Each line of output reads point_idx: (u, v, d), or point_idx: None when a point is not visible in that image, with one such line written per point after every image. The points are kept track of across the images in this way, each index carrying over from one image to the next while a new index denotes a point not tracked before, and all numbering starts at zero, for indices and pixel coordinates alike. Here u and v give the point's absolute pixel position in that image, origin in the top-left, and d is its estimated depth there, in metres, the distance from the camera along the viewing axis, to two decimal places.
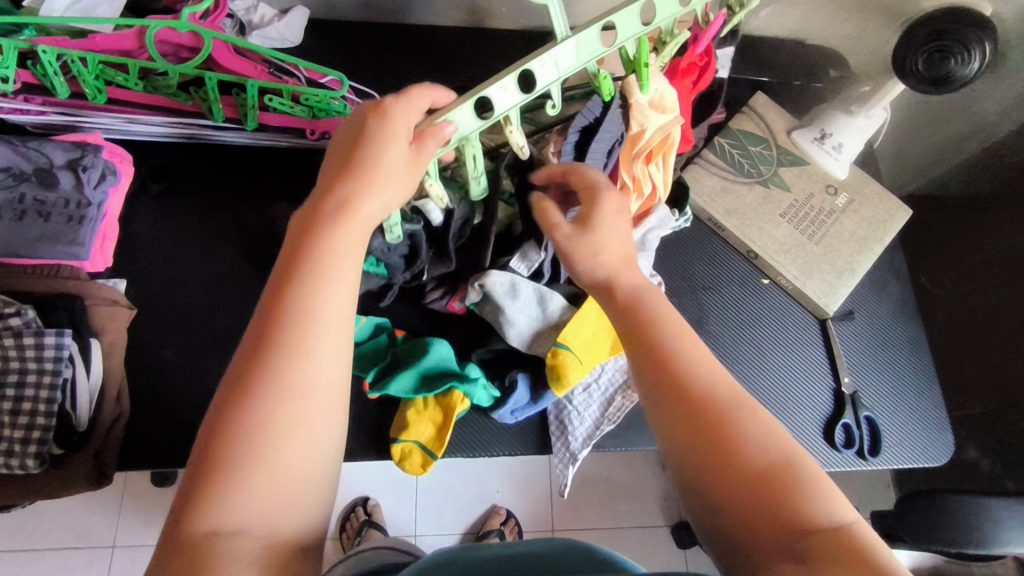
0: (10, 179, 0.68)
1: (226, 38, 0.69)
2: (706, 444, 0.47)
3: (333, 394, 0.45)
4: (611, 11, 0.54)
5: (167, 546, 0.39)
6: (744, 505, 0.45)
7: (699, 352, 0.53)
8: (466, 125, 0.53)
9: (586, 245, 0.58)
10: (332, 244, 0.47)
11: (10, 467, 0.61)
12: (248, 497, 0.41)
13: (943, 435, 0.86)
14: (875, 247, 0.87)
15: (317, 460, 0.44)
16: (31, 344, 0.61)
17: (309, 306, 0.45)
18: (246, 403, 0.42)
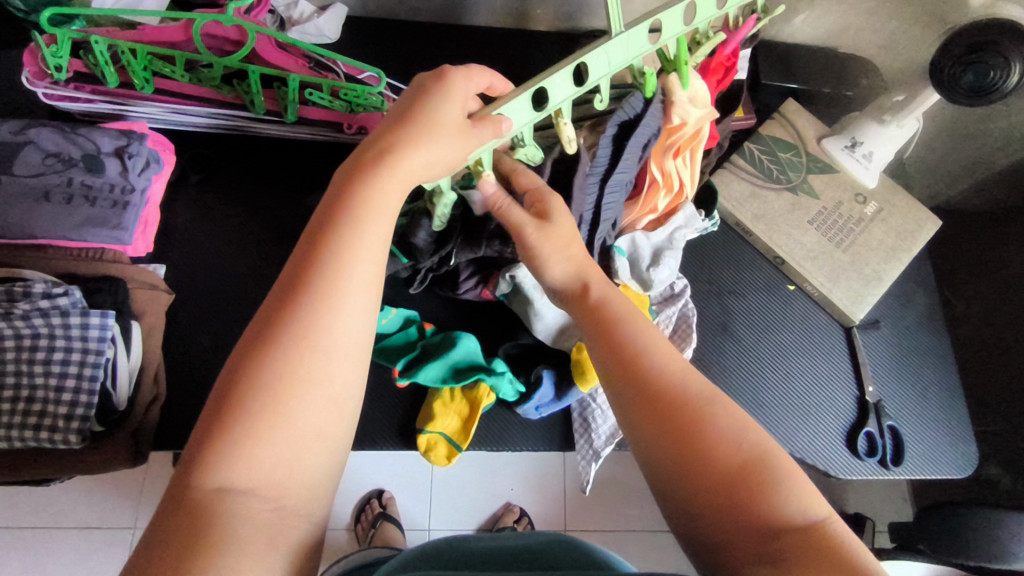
0: (58, 163, 0.69)
1: (271, 33, 0.70)
2: (681, 438, 0.48)
3: (354, 354, 0.46)
4: (658, 9, 0.55)
5: (176, 496, 0.40)
6: (717, 501, 0.46)
7: (668, 353, 0.54)
8: (521, 116, 0.53)
9: (554, 237, 0.58)
10: (372, 202, 0.48)
11: (53, 441, 0.63)
12: (263, 451, 0.42)
13: (966, 448, 0.86)
14: (904, 256, 0.87)
15: (333, 420, 0.45)
16: (76, 325, 0.63)
17: (338, 263, 0.46)
18: (271, 353, 0.43)
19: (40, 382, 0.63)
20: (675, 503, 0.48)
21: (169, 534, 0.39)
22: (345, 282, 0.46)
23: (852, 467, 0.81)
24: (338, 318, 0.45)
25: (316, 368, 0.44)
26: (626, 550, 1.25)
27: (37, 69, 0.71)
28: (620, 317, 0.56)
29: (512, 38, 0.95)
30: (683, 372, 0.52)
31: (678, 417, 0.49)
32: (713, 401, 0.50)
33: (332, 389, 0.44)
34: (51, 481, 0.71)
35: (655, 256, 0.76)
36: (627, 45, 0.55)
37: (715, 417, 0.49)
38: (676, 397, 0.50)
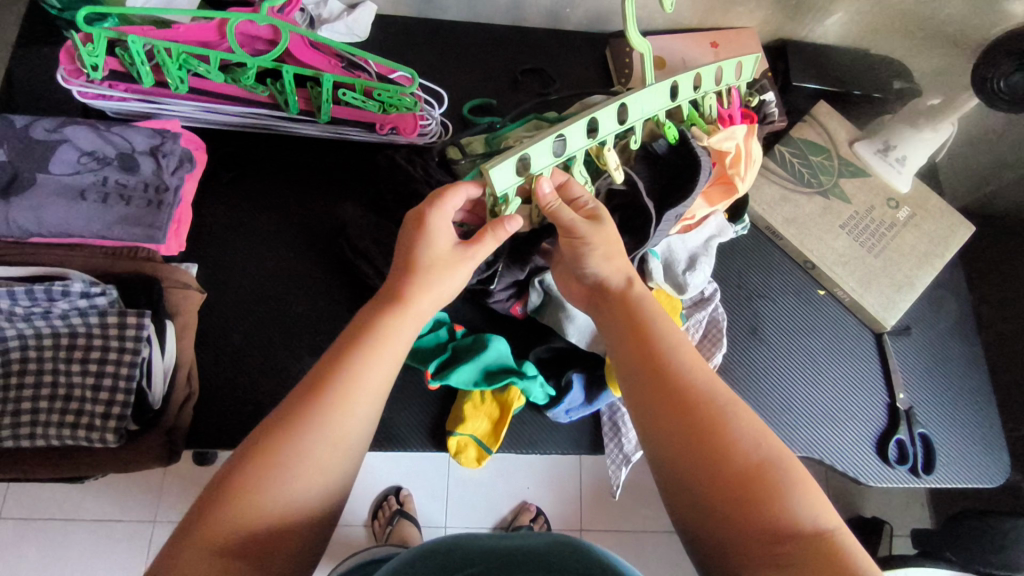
0: (94, 162, 0.69)
1: (304, 32, 0.70)
2: (699, 441, 0.48)
3: (361, 441, 0.50)
4: (676, 73, 0.64)
5: (175, 554, 0.42)
6: (732, 504, 0.46)
7: (689, 355, 0.53)
8: (576, 142, 0.57)
9: (602, 236, 0.58)
10: (387, 327, 0.53)
11: (89, 440, 0.63)
12: (263, 524, 0.44)
13: (997, 455, 0.85)
14: (937, 262, 0.86)
15: (328, 502, 0.47)
16: (114, 324, 0.63)
17: (356, 372, 0.50)
18: (287, 437, 0.46)
19: (77, 380, 0.63)
20: (689, 504, 0.48)
21: None
22: (360, 390, 0.49)
23: (882, 475, 0.81)
24: (352, 416, 0.48)
25: (324, 460, 0.47)
26: (642, 551, 1.25)
27: (73, 66, 0.71)
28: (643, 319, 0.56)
29: (540, 38, 0.94)
30: (704, 374, 0.52)
31: (695, 417, 0.49)
32: (734, 405, 0.50)
33: (332, 481, 0.47)
34: (84, 479, 0.71)
35: (690, 261, 0.76)
36: (655, 97, 0.62)
37: (734, 421, 0.49)
38: (695, 397, 0.50)
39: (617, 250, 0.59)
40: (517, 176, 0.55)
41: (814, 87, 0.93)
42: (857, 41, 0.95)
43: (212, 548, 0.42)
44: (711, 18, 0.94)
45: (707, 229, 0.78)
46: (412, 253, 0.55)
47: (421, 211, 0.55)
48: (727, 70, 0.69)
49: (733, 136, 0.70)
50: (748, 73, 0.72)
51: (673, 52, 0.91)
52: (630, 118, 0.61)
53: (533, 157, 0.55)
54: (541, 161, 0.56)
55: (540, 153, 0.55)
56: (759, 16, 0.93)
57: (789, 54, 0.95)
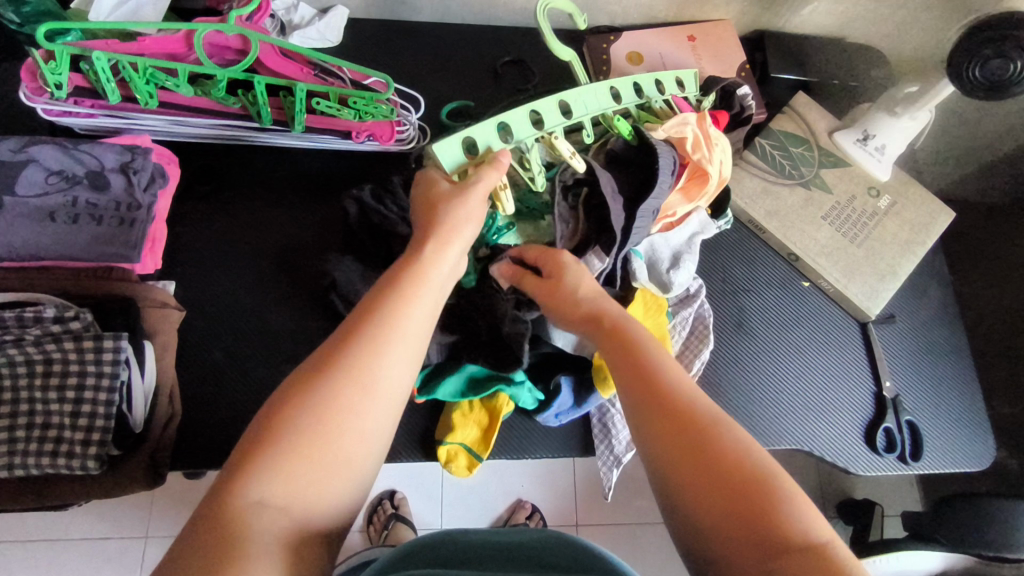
0: (62, 181, 0.68)
1: (274, 41, 0.68)
2: (689, 449, 0.48)
3: (392, 401, 0.49)
4: (614, 76, 0.70)
5: (212, 511, 0.41)
6: (724, 517, 0.45)
7: (682, 377, 0.54)
8: (523, 129, 0.63)
9: (566, 289, 0.63)
10: (416, 264, 0.55)
11: (70, 468, 0.62)
12: (297, 473, 0.43)
13: (985, 440, 0.86)
14: (918, 249, 0.87)
15: (362, 453, 0.47)
16: (90, 348, 0.62)
17: (392, 316, 0.51)
18: (319, 383, 0.46)
19: (55, 408, 0.62)
20: (682, 514, 0.47)
21: (195, 544, 0.40)
22: (396, 331, 0.50)
23: (872, 464, 0.81)
24: (382, 362, 0.49)
25: (354, 404, 0.46)
26: (638, 542, 1.25)
27: (35, 84, 0.69)
28: (641, 344, 0.57)
29: (517, 37, 0.93)
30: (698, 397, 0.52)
31: (685, 431, 0.49)
32: (726, 424, 0.49)
33: (366, 424, 0.47)
34: (68, 506, 0.69)
35: (674, 259, 0.75)
36: (597, 95, 0.68)
37: (727, 435, 0.48)
38: (684, 402, 0.51)
39: (584, 290, 0.63)
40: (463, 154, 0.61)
41: (793, 78, 0.94)
42: (833, 30, 0.95)
43: (246, 500, 0.42)
44: (687, 11, 0.93)
45: (690, 226, 0.77)
46: (429, 201, 0.58)
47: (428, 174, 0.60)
48: (667, 80, 0.76)
49: (688, 122, 0.71)
50: (691, 85, 0.79)
51: (649, 47, 0.91)
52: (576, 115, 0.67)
53: (478, 135, 0.61)
54: (487, 141, 0.61)
55: (485, 135, 0.61)
56: (736, 7, 0.93)
57: (766, 45, 0.95)
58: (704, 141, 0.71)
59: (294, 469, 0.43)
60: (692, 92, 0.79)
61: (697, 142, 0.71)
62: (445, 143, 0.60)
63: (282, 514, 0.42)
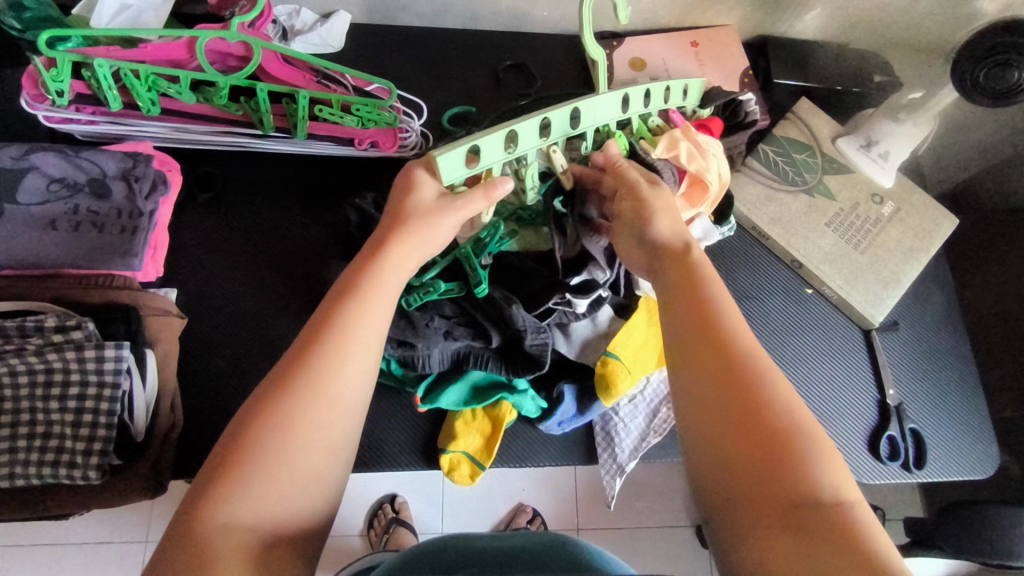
0: (63, 189, 0.67)
1: (276, 48, 0.68)
2: (734, 393, 0.47)
3: (353, 409, 0.48)
4: (627, 85, 0.66)
5: (182, 530, 0.41)
6: (758, 464, 0.44)
7: (733, 320, 0.52)
8: (529, 142, 0.60)
9: (663, 201, 0.60)
10: (379, 275, 0.53)
11: (71, 478, 0.61)
12: (267, 479, 0.43)
13: (988, 448, 0.86)
14: (922, 256, 0.86)
15: (325, 465, 0.46)
16: (91, 358, 0.61)
17: (350, 324, 0.50)
18: (287, 396, 0.46)
19: (56, 417, 0.62)
20: (709, 453, 0.47)
21: (171, 561, 0.40)
22: (356, 340, 0.50)
23: (876, 472, 0.81)
24: (345, 370, 0.48)
25: (321, 414, 0.46)
26: (639, 546, 1.25)
27: (36, 91, 0.68)
28: (699, 281, 0.55)
29: (519, 42, 0.93)
30: (747, 344, 0.50)
31: (727, 378, 0.48)
32: (767, 375, 0.48)
33: (331, 435, 0.47)
34: (68, 516, 0.69)
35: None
36: (609, 104, 0.65)
37: (767, 386, 0.47)
38: (735, 348, 0.49)
39: (673, 212, 0.60)
40: (464, 169, 0.57)
41: (794, 83, 0.93)
42: (836, 36, 0.95)
43: (215, 520, 0.42)
44: (690, 16, 0.93)
45: (689, 236, 0.76)
46: (400, 206, 0.57)
47: (411, 176, 0.58)
48: (675, 89, 0.73)
49: (680, 141, 0.70)
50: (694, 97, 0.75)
51: (652, 52, 0.91)
52: (583, 123, 0.63)
53: (484, 153, 0.57)
54: (492, 159, 0.58)
55: (490, 151, 0.57)
56: (739, 13, 0.93)
57: (769, 51, 0.95)
58: (699, 154, 0.70)
59: (262, 474, 0.43)
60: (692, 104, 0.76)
61: (693, 159, 0.70)
62: (449, 156, 0.55)
63: (253, 519, 0.42)
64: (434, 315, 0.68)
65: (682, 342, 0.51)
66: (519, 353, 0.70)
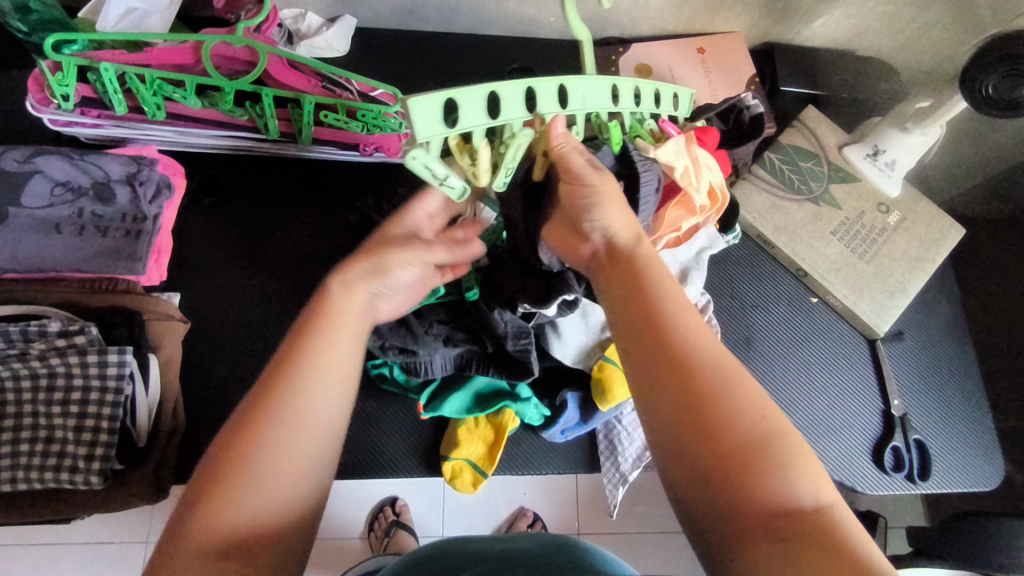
0: (68, 193, 0.67)
1: (282, 53, 0.67)
2: (693, 412, 0.46)
3: (326, 434, 0.47)
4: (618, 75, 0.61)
5: (162, 551, 0.42)
6: (729, 480, 0.44)
7: (695, 324, 0.49)
8: (512, 108, 0.54)
9: (611, 186, 0.51)
10: (343, 298, 0.51)
11: (73, 483, 0.61)
12: (235, 507, 0.43)
13: (993, 459, 0.85)
14: (928, 266, 0.86)
15: (298, 489, 0.45)
16: (94, 363, 0.61)
17: (317, 351, 0.48)
18: (259, 423, 0.45)
19: (58, 422, 0.62)
20: (682, 472, 0.46)
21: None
22: (328, 367, 0.48)
23: (880, 483, 0.80)
24: (315, 396, 0.47)
25: (291, 440, 0.45)
26: (640, 551, 1.25)
27: (41, 95, 0.68)
28: (652, 282, 0.50)
29: (525, 47, 0.93)
30: (712, 350, 0.48)
31: (696, 391, 0.46)
32: (736, 379, 0.47)
33: (303, 460, 0.46)
34: (70, 520, 0.69)
35: (682, 274, 0.76)
36: (596, 92, 0.59)
37: (738, 395, 0.46)
38: (692, 362, 0.47)
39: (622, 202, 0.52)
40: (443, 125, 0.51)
41: (797, 90, 0.94)
42: (843, 43, 0.95)
43: (195, 544, 0.41)
44: (697, 23, 0.93)
45: (697, 244, 0.76)
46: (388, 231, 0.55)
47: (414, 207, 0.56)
48: (666, 94, 0.68)
49: (679, 151, 0.63)
50: (684, 106, 0.71)
51: (658, 58, 0.90)
52: (569, 105, 0.57)
53: (462, 111, 0.51)
54: (470, 120, 0.52)
55: (469, 111, 0.52)
56: (746, 20, 0.92)
57: (775, 58, 0.94)
58: (693, 170, 0.64)
59: (239, 489, 0.43)
60: (683, 114, 0.71)
61: (685, 171, 0.63)
62: (422, 102, 0.50)
63: (231, 532, 0.42)
64: (432, 321, 0.68)
65: (646, 355, 0.48)
66: (511, 359, 0.68)
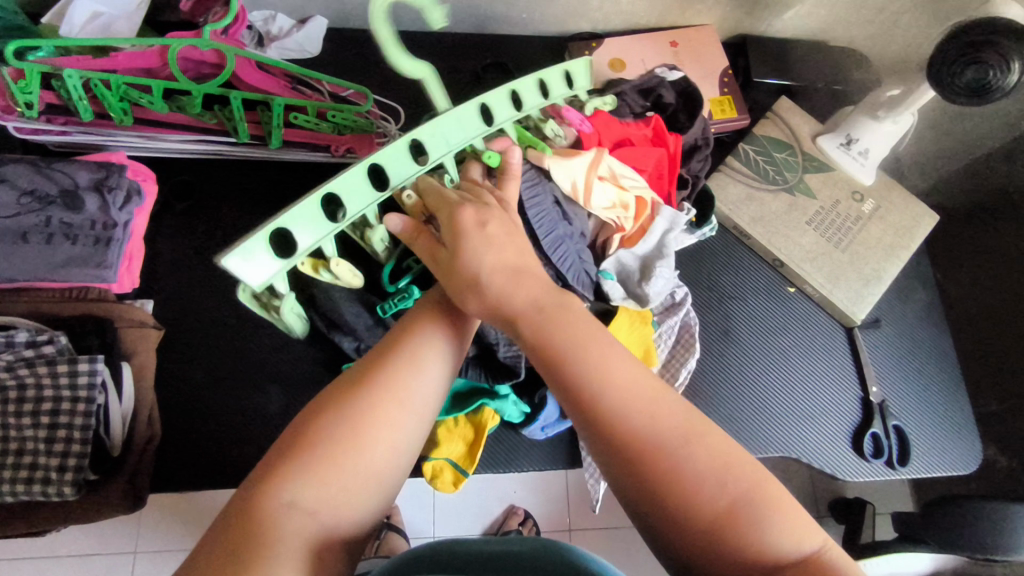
0: (34, 202, 0.65)
1: (249, 55, 0.67)
2: (651, 481, 0.43)
3: (426, 412, 0.49)
4: (484, 93, 0.64)
5: (239, 515, 0.41)
6: (707, 544, 0.42)
7: (625, 379, 0.45)
8: (358, 201, 0.57)
9: (465, 260, 0.50)
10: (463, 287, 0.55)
11: (46, 495, 0.61)
12: (327, 471, 0.44)
13: (972, 443, 0.86)
14: (902, 254, 0.87)
15: (391, 463, 0.46)
16: (65, 372, 0.61)
17: (428, 334, 0.51)
18: (361, 393, 0.47)
19: (30, 433, 0.61)
20: (659, 535, 0.44)
21: (228, 542, 0.40)
22: (433, 350, 0.51)
23: (860, 469, 0.81)
24: (420, 376, 0.49)
25: (391, 416, 0.47)
26: (632, 546, 1.25)
27: (5, 103, 0.67)
28: (577, 350, 0.46)
29: (498, 44, 0.92)
30: (650, 406, 0.45)
31: (646, 463, 0.43)
32: (688, 440, 0.44)
33: (397, 436, 0.47)
34: (48, 531, 0.68)
35: (644, 269, 0.72)
36: (460, 121, 0.62)
37: (691, 458, 0.43)
38: (642, 434, 0.43)
39: (497, 249, 0.51)
40: (281, 261, 0.53)
41: (775, 82, 0.94)
42: (816, 33, 0.95)
43: (279, 502, 0.42)
44: (669, 16, 0.93)
45: (657, 231, 0.72)
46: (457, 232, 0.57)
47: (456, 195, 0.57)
48: (552, 79, 0.71)
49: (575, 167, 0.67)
50: (581, 79, 0.74)
51: (632, 52, 0.90)
52: (430, 156, 0.60)
53: (296, 233, 0.53)
54: (309, 237, 0.54)
55: (307, 226, 0.54)
56: (718, 12, 0.93)
57: (748, 50, 0.95)
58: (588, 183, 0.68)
59: (344, 453, 0.44)
60: (581, 87, 0.74)
61: (576, 190, 0.67)
62: (264, 258, 0.52)
63: (320, 490, 0.43)
64: None
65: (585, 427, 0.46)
66: (498, 361, 0.70)
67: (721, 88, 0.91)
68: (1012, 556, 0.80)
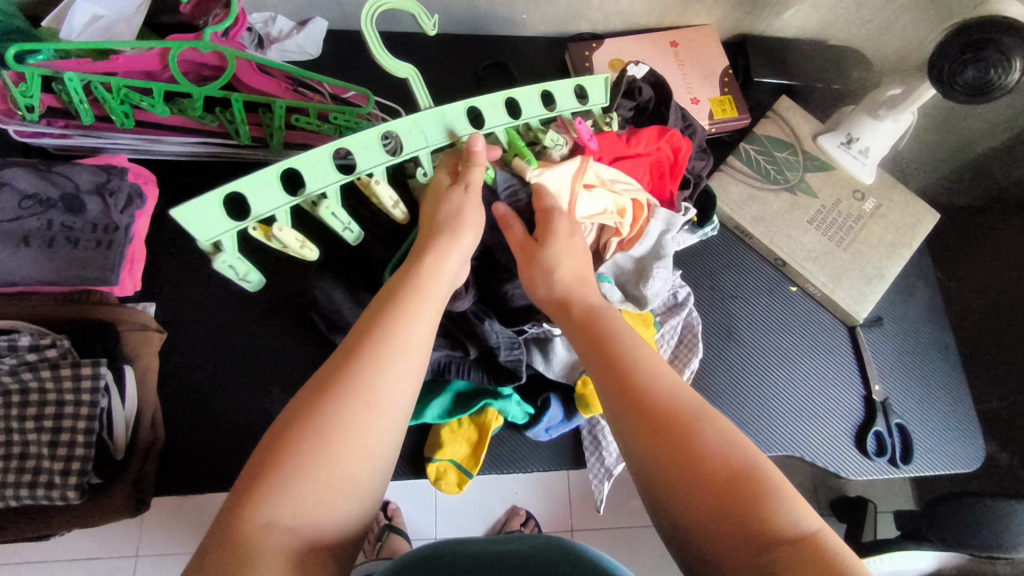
0: (36, 205, 0.65)
1: (249, 57, 0.67)
2: (672, 445, 0.47)
3: (391, 412, 0.48)
4: (474, 96, 0.64)
5: (219, 535, 0.41)
6: (714, 512, 0.44)
7: (655, 364, 0.53)
8: (321, 178, 0.56)
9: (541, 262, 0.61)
10: (422, 283, 0.54)
11: (50, 499, 0.60)
12: (298, 482, 0.43)
13: (974, 441, 0.86)
14: (904, 252, 0.86)
15: (365, 468, 0.46)
16: (68, 376, 0.61)
17: (391, 332, 0.50)
18: (324, 401, 0.46)
19: (32, 437, 0.61)
20: (672, 510, 0.46)
21: (212, 563, 0.40)
22: (397, 349, 0.50)
23: (863, 468, 0.81)
24: (384, 376, 0.48)
25: (358, 419, 0.46)
26: (635, 546, 1.25)
27: (4, 107, 0.67)
28: (619, 343, 0.55)
29: (499, 45, 0.92)
30: (676, 390, 0.50)
31: (668, 432, 0.47)
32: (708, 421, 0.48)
33: (368, 440, 0.46)
34: (51, 536, 0.68)
35: (640, 270, 0.72)
36: (437, 120, 0.62)
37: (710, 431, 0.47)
38: (669, 407, 0.49)
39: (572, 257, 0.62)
40: (229, 222, 0.53)
41: (775, 82, 0.94)
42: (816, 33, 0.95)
43: (255, 522, 0.41)
44: (669, 16, 0.93)
45: (653, 233, 0.71)
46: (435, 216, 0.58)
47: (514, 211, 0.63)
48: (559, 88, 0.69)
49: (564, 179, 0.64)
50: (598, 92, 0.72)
51: (632, 52, 0.90)
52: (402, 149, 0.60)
53: (251, 201, 0.54)
54: (264, 206, 0.54)
55: (260, 194, 0.54)
56: (718, 11, 0.93)
57: (748, 50, 0.95)
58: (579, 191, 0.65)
59: (312, 462, 0.44)
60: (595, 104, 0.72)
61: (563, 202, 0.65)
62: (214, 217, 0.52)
63: (293, 503, 0.42)
64: None
65: (617, 400, 0.51)
66: (498, 364, 0.69)
67: (721, 87, 0.91)
68: (1014, 553, 0.80)
